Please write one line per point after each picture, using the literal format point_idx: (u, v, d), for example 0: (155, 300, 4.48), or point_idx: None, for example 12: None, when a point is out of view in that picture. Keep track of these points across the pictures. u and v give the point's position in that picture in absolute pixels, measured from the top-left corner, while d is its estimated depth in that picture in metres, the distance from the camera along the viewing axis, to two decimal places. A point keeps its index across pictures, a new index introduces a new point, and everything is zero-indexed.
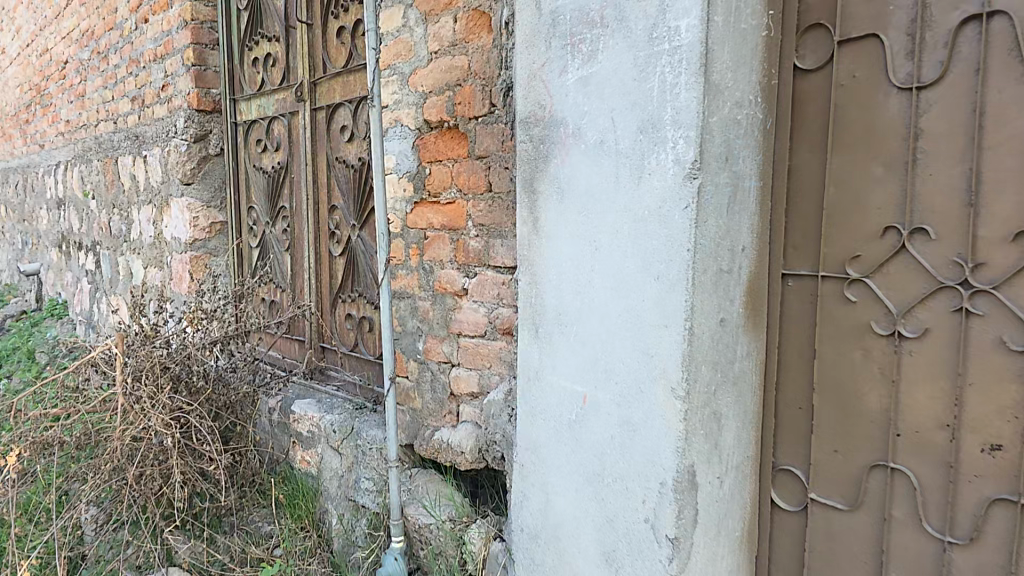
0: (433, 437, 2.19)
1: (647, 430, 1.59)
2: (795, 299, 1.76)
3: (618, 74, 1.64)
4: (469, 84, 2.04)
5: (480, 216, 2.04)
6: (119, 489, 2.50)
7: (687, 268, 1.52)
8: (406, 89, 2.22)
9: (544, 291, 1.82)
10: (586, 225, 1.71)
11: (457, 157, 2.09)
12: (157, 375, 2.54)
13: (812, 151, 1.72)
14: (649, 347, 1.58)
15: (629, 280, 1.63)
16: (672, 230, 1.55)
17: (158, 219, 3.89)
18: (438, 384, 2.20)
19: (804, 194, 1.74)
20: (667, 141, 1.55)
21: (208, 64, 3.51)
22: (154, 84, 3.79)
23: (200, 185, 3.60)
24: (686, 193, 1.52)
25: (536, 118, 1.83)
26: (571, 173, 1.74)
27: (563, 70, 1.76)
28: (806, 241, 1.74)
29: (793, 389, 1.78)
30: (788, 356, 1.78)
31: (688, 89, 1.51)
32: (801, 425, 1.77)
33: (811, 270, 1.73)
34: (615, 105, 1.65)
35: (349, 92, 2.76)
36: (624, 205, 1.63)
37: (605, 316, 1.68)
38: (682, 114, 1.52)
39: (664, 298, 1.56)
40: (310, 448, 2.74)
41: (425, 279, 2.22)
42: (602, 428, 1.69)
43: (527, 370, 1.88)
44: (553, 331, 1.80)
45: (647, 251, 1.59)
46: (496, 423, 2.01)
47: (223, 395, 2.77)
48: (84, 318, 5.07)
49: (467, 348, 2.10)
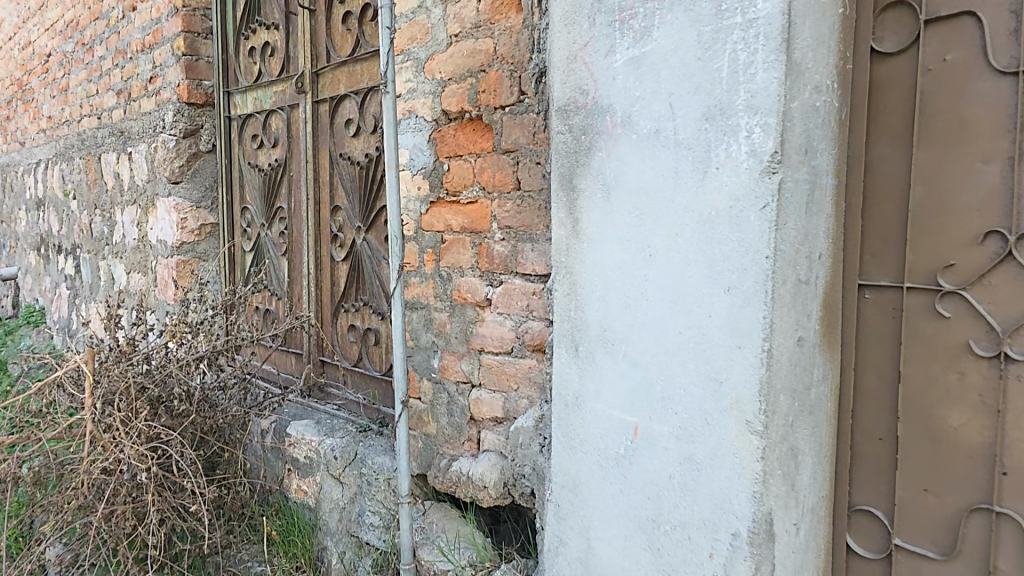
0: (450, 468, 1.95)
1: (715, 469, 1.37)
2: (874, 313, 1.55)
3: (677, 53, 1.39)
4: (495, 70, 1.80)
5: (507, 217, 1.80)
6: (84, 529, 2.29)
7: (763, 278, 1.30)
8: (421, 76, 1.98)
9: (584, 304, 1.59)
10: (636, 227, 1.48)
11: (481, 152, 1.86)
12: (133, 398, 2.30)
13: (893, 146, 1.51)
14: (716, 370, 1.36)
15: (692, 293, 1.40)
16: (744, 234, 1.32)
17: (143, 221, 3.63)
18: (456, 406, 1.96)
19: (884, 196, 1.53)
20: (739, 129, 1.32)
21: (200, 55, 3.27)
22: (141, 76, 3.55)
23: (189, 185, 3.34)
24: (763, 190, 1.30)
25: (576, 105, 1.58)
26: (620, 168, 1.50)
27: (609, 49, 1.51)
28: (887, 248, 1.53)
29: (872, 417, 1.57)
30: (867, 380, 1.57)
31: (767, 68, 1.27)
32: (882, 458, 1.56)
33: (893, 280, 1.52)
34: (674, 90, 1.41)
35: (355, 83, 2.53)
36: (684, 206, 1.40)
37: (662, 334, 1.45)
38: (756, 98, 1.29)
39: (737, 314, 1.34)
40: (308, 476, 2.48)
41: (441, 288, 1.98)
42: (657, 467, 1.46)
43: (564, 395, 1.64)
44: (596, 349, 1.56)
45: (713, 258, 1.36)
46: (524, 454, 1.77)
47: (210, 417, 2.50)
48: (63, 327, 4.78)
49: (490, 367, 1.86)
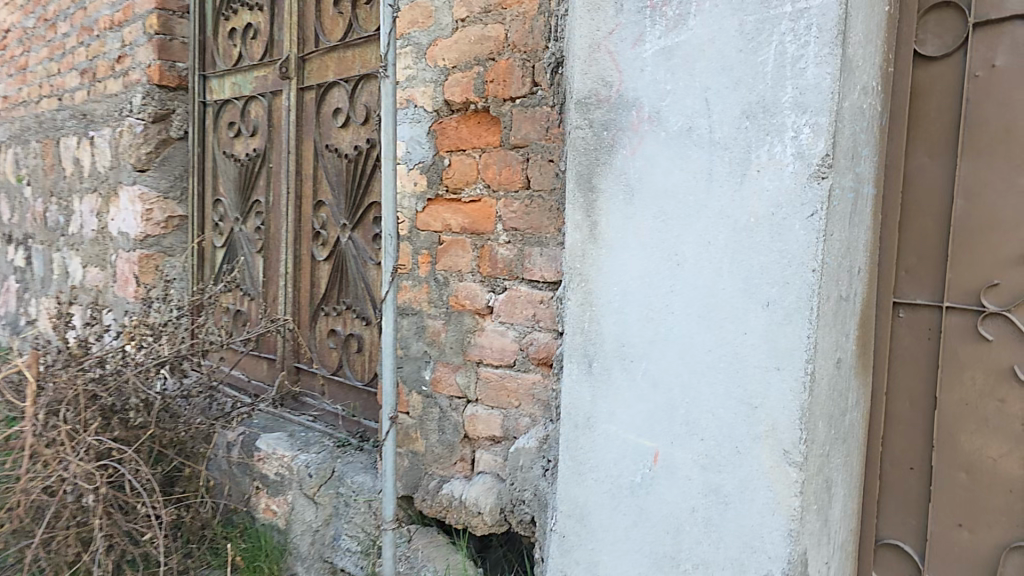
0: (441, 491, 1.83)
1: (745, 503, 1.25)
2: (907, 334, 1.41)
3: (715, 43, 1.23)
4: (505, 58, 1.65)
5: (513, 218, 1.66)
6: (19, 556, 2.14)
7: (807, 294, 1.15)
8: (422, 62, 1.82)
9: (600, 317, 1.42)
10: (661, 233, 1.32)
11: (486, 146, 1.70)
12: (81, 409, 2.12)
13: (933, 155, 1.35)
14: (749, 393, 1.23)
15: (723, 307, 1.25)
16: (786, 244, 1.17)
17: (104, 211, 3.39)
18: (448, 423, 1.84)
19: (923, 210, 1.37)
20: (785, 129, 1.16)
21: (175, 34, 3.07)
22: (108, 55, 3.32)
23: (157, 173, 3.12)
24: (810, 197, 1.14)
25: (598, 98, 1.39)
26: (645, 167, 1.33)
27: (637, 37, 1.33)
28: (923, 265, 1.38)
29: (902, 445, 1.44)
30: (898, 406, 1.43)
31: (819, 63, 1.12)
32: (912, 490, 1.43)
33: (930, 299, 1.38)
34: (710, 84, 1.24)
35: (345, 70, 2.37)
36: (717, 211, 1.24)
37: (688, 350, 1.30)
38: (805, 95, 1.14)
39: (776, 333, 1.19)
40: (278, 495, 2.31)
41: (437, 293, 1.83)
42: (678, 497, 1.34)
43: (573, 416, 1.49)
44: (612, 366, 1.41)
45: (748, 269, 1.22)
46: (524, 478, 1.67)
47: (170, 430, 2.32)
48: (9, 322, 4.46)
49: (489, 381, 1.74)
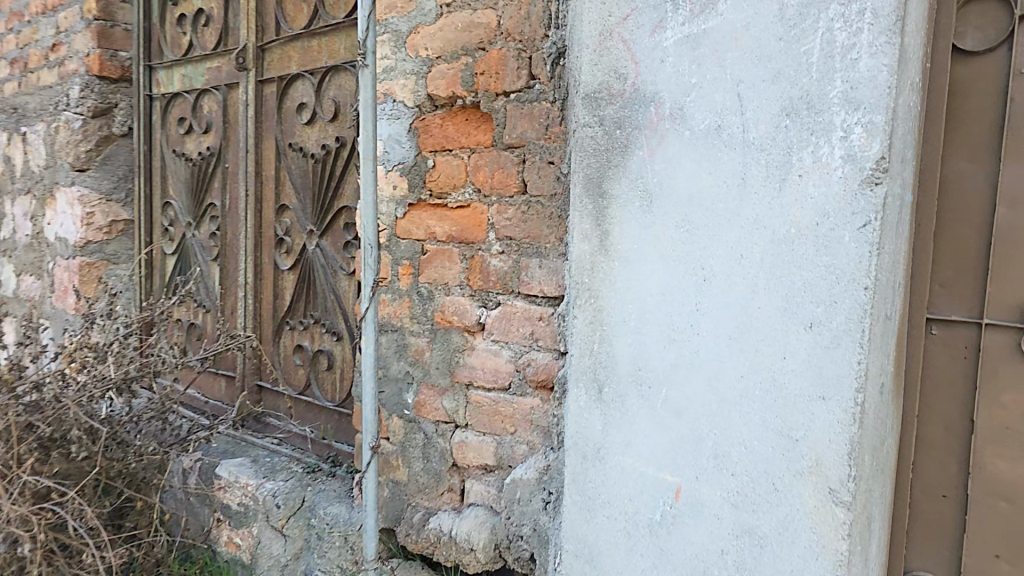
0: (426, 526, 1.66)
1: (784, 547, 1.12)
2: (941, 353, 1.28)
3: (750, 30, 1.09)
4: (498, 48, 1.48)
5: (508, 225, 1.49)
6: None
7: (859, 314, 1.03)
8: (402, 52, 1.64)
9: (613, 338, 1.28)
10: (686, 245, 1.17)
11: (475, 146, 1.54)
12: (15, 444, 1.93)
13: (974, 159, 1.23)
14: (788, 424, 1.10)
15: (759, 328, 1.12)
16: (834, 257, 1.04)
17: (39, 214, 3.10)
18: (433, 450, 1.67)
19: (962, 220, 1.24)
20: (833, 128, 1.03)
21: (117, 21, 2.81)
22: (41, 43, 3.03)
23: (98, 173, 2.85)
24: (861, 206, 1.01)
25: (608, 92, 1.25)
26: (667, 171, 1.19)
27: (656, 25, 1.19)
28: (959, 279, 1.26)
29: (935, 471, 1.31)
30: (930, 430, 1.30)
31: (874, 53, 0.99)
32: (946, 518, 1.30)
33: (968, 315, 1.25)
34: (744, 77, 1.10)
35: (310, 61, 2.17)
36: (752, 220, 1.11)
37: (716, 377, 1.16)
38: (858, 90, 1.00)
39: (821, 358, 1.06)
40: (242, 527, 2.11)
41: (420, 308, 1.66)
42: (705, 538, 1.20)
43: (581, 446, 1.35)
44: (627, 393, 1.27)
45: (789, 286, 1.08)
46: (522, 512, 1.51)
47: (118, 460, 2.14)
48: None
49: (481, 405, 1.58)
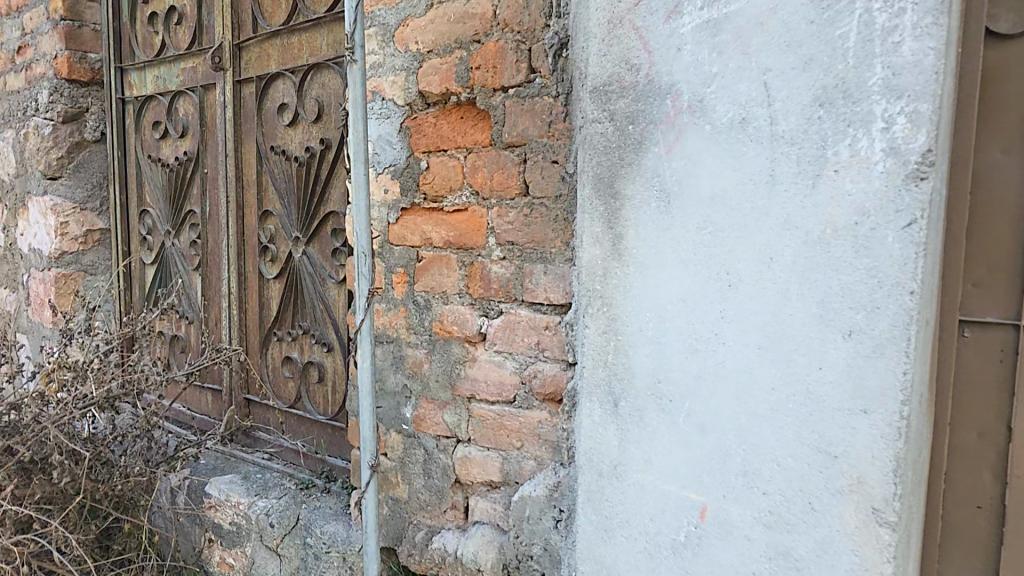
0: (429, 546, 1.57)
1: (822, 571, 1.04)
2: (975, 356, 1.16)
3: (778, 13, 1.01)
4: (495, 39, 1.38)
5: (509, 230, 1.40)
6: None
7: (904, 321, 0.94)
8: (390, 47, 1.54)
9: (629, 349, 1.20)
10: (709, 247, 1.09)
11: (472, 145, 1.45)
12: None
13: (1008, 149, 1.11)
14: (825, 439, 1.02)
15: (791, 337, 1.04)
16: (875, 259, 0.96)
17: (11, 225, 2.97)
18: (434, 467, 1.58)
19: (997, 216, 1.12)
20: (873, 119, 0.94)
21: (85, 21, 2.68)
22: (7, 47, 2.90)
23: (71, 181, 2.72)
24: (906, 203, 0.93)
25: (620, 84, 1.18)
26: (686, 168, 1.11)
27: (671, 10, 1.11)
28: (994, 277, 1.13)
29: (969, 481, 1.18)
30: (962, 438, 1.18)
31: (918, 36, 0.90)
32: (981, 532, 1.18)
33: (1004, 316, 1.13)
34: (772, 64, 1.02)
35: (291, 59, 2.06)
36: (782, 221, 1.03)
37: (743, 389, 1.08)
38: (900, 76, 0.92)
39: (861, 367, 0.98)
40: (235, 547, 2.02)
41: (417, 318, 1.57)
42: (735, 561, 1.12)
43: (596, 463, 1.27)
44: (646, 407, 1.19)
45: (824, 292, 1.00)
46: (531, 531, 1.41)
47: (103, 482, 2.02)
48: None
49: (484, 419, 1.49)
